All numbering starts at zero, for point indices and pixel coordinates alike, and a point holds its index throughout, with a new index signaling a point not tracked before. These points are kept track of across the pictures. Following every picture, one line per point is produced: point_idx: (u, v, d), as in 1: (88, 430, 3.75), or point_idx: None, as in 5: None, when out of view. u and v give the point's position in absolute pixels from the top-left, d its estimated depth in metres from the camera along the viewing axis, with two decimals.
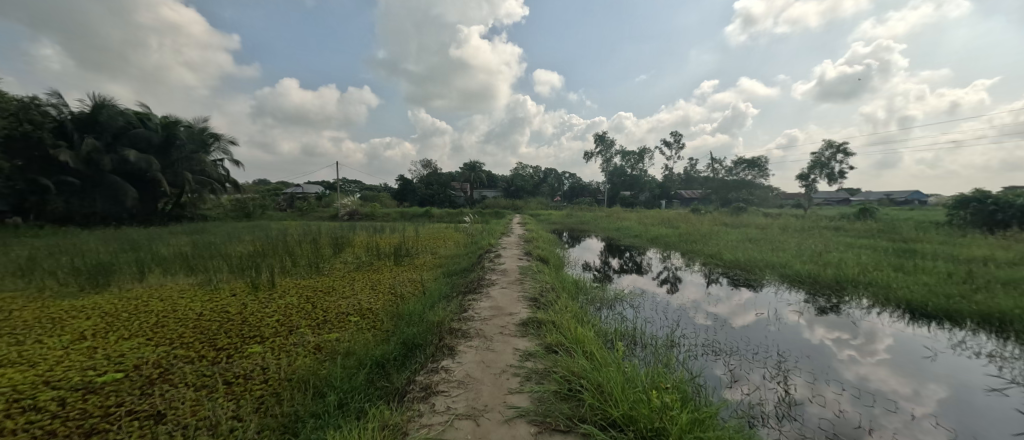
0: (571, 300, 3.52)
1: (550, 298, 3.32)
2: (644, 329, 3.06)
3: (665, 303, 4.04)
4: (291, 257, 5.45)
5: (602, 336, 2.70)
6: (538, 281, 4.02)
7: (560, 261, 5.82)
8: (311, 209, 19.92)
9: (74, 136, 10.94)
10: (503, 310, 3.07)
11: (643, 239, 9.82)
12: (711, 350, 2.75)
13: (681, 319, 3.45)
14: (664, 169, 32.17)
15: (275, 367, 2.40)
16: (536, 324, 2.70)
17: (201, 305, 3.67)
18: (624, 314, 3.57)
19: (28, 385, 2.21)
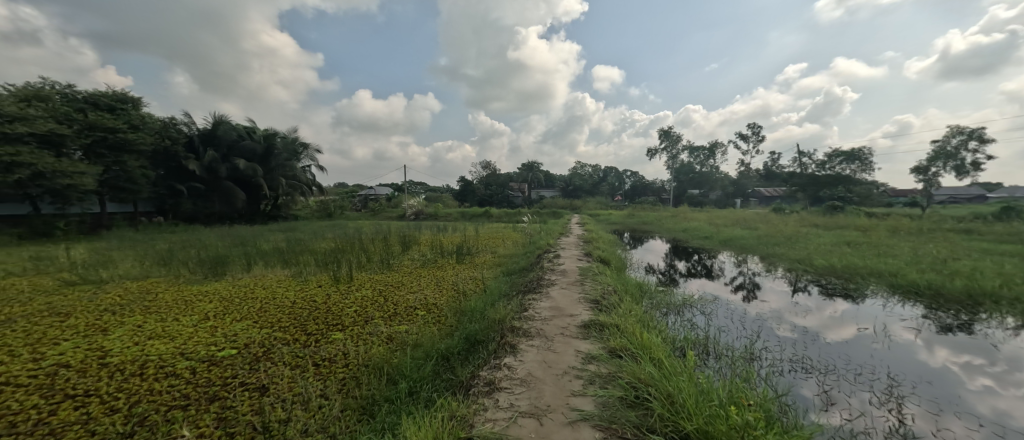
0: (635, 303, 3.39)
1: (612, 300, 3.23)
2: (717, 339, 2.86)
3: (741, 311, 3.73)
4: (365, 253, 5.90)
5: (670, 343, 2.57)
6: (600, 283, 3.93)
7: (622, 263, 5.62)
8: (381, 210, 21.37)
9: (199, 149, 12.84)
10: (564, 311, 3.04)
11: (716, 241, 9.17)
12: (800, 367, 2.48)
13: (762, 330, 3.16)
14: (740, 165, 29.72)
15: (354, 353, 2.61)
16: (598, 327, 2.64)
17: (293, 294, 4.12)
18: (694, 321, 3.37)
19: (170, 354, 2.65)
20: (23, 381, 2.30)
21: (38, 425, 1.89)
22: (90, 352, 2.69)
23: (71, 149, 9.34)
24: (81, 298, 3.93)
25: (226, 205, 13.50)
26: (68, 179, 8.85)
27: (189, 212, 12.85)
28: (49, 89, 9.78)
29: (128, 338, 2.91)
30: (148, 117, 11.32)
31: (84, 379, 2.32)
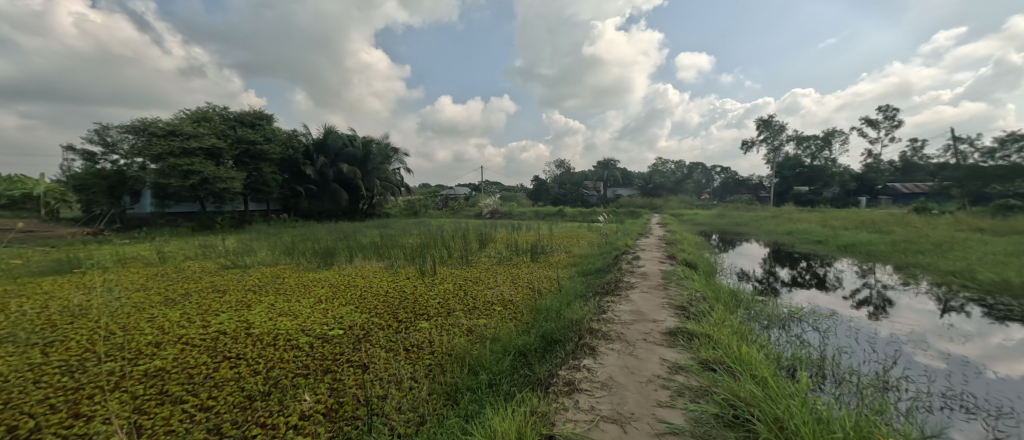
0: (729, 313, 3.09)
1: (701, 308, 2.99)
2: (837, 361, 2.49)
3: (868, 330, 3.20)
4: (447, 249, 6.27)
5: (774, 361, 2.30)
6: (687, 287, 3.68)
7: (712, 268, 5.18)
8: (460, 209, 22.40)
9: (313, 156, 14.76)
10: (646, 316, 2.90)
11: (833, 246, 7.97)
12: (957, 404, 2.04)
13: (899, 356, 2.67)
14: (866, 156, 25.39)
15: (439, 342, 2.79)
16: (686, 336, 2.47)
17: (386, 284, 4.54)
18: (805, 337, 2.97)
19: (294, 330, 3.10)
20: (195, 342, 2.87)
21: (206, 378, 2.35)
22: (238, 323, 3.26)
23: (225, 159, 11.56)
24: (231, 279, 4.79)
25: (334, 204, 15.28)
26: (223, 183, 10.90)
27: (306, 210, 14.89)
28: (212, 111, 12.14)
29: (264, 314, 3.47)
30: (277, 130, 13.35)
31: (234, 344, 2.83)
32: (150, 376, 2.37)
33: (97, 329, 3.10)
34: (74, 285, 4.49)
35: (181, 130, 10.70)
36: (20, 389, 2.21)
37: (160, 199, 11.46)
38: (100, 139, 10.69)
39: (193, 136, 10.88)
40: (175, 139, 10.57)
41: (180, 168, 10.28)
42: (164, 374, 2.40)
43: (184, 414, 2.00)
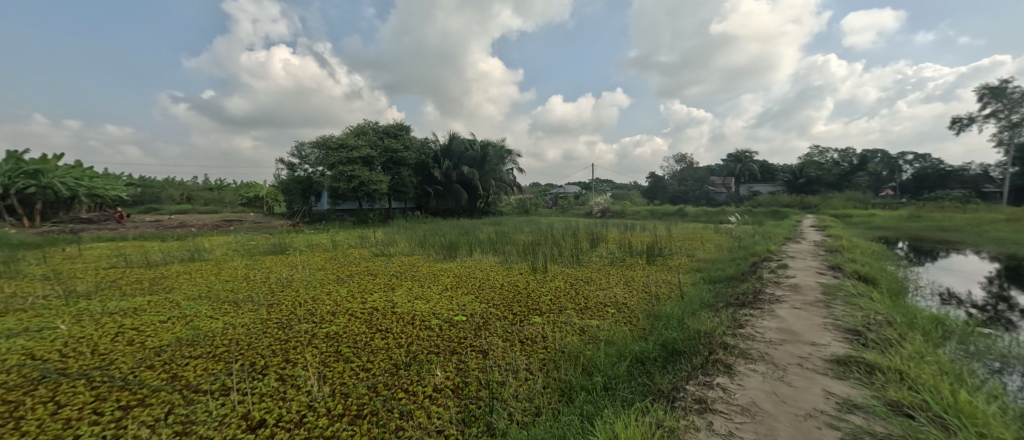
0: (931, 346, 2.40)
1: (884, 335, 2.39)
2: None
3: None
4: (559, 247, 6.32)
5: (1012, 418, 1.71)
6: (860, 306, 2.99)
7: (899, 285, 4.11)
8: (570, 208, 22.35)
9: (440, 160, 16.39)
10: (800, 337, 2.45)
11: None
12: None
13: None
14: None
15: (552, 338, 2.83)
16: (862, 367, 2.00)
17: (502, 277, 4.79)
18: None
19: (428, 312, 3.50)
20: (357, 314, 3.46)
21: (366, 344, 2.81)
22: (386, 302, 3.83)
23: (376, 166, 13.73)
24: (380, 265, 5.65)
25: (456, 202, 16.75)
26: (375, 186, 12.92)
27: (433, 208, 16.65)
28: (367, 126, 14.51)
29: (404, 296, 4.01)
30: (413, 138, 15.20)
31: (384, 319, 3.33)
32: (329, 337, 2.95)
33: (297, 297, 3.99)
34: (282, 262, 5.86)
35: (348, 143, 13.08)
36: (254, 336, 2.98)
37: (332, 199, 14.15)
38: (296, 152, 13.79)
39: (355, 148, 13.21)
40: (344, 151, 12.98)
41: (346, 173, 12.64)
42: (338, 337, 2.95)
43: (352, 371, 2.43)
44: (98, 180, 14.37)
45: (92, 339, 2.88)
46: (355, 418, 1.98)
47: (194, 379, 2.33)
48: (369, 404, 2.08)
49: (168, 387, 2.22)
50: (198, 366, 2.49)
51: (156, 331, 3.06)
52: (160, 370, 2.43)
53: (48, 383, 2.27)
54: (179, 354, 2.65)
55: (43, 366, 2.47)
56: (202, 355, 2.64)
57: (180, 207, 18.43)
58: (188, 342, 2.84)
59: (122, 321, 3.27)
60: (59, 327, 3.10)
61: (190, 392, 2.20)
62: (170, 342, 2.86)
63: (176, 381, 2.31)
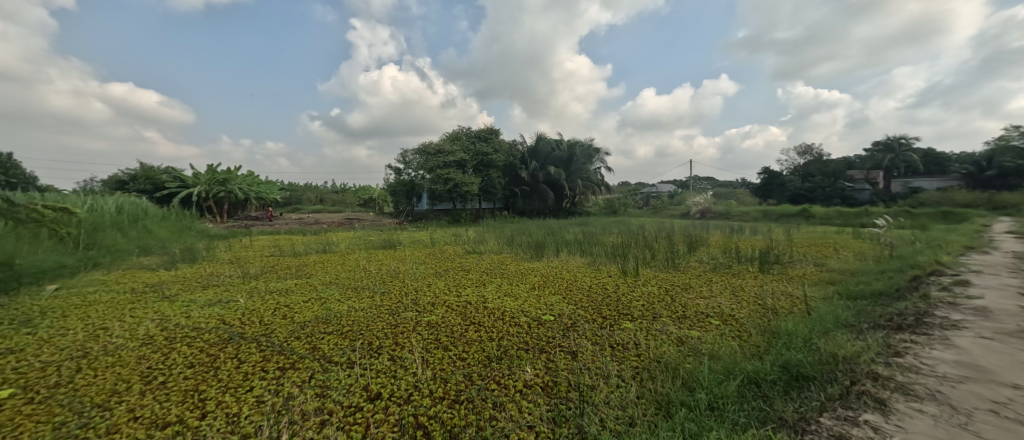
0: None
1: None
2: None
3: None
4: (653, 250, 5.94)
5: None
6: None
7: None
8: (663, 208, 20.95)
9: (527, 161, 16.67)
10: (990, 376, 1.92)
11: None
12: None
13: None
14: None
15: (646, 346, 2.67)
16: None
17: (589, 279, 4.67)
18: None
19: (518, 310, 3.57)
20: (454, 307, 3.69)
21: (461, 335, 2.98)
22: (479, 297, 4.02)
23: (468, 168, 14.51)
24: (472, 262, 5.94)
25: (543, 202, 16.88)
26: (467, 187, 13.67)
27: (520, 208, 16.99)
28: (460, 131, 15.50)
29: (495, 293, 4.15)
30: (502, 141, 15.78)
31: (477, 313, 3.49)
32: (430, 326, 3.19)
33: (404, 287, 4.41)
34: (392, 256, 6.54)
35: (444, 148, 14.14)
36: (371, 319, 3.36)
37: (430, 200, 15.36)
38: (402, 159, 15.36)
39: (450, 152, 14.21)
40: (441, 156, 14.05)
41: (442, 176, 13.63)
42: (438, 326, 3.18)
43: (451, 358, 2.59)
44: (263, 183, 17.80)
45: (259, 311, 3.55)
46: (454, 402, 2.10)
47: (327, 352, 2.71)
48: (466, 392, 2.19)
49: (310, 357, 2.63)
50: (330, 340, 2.90)
51: (300, 308, 3.64)
52: (304, 341, 2.89)
53: (231, 343, 2.86)
54: (317, 329, 3.13)
55: (229, 329, 3.12)
56: (333, 332, 3.07)
57: (315, 208, 21.85)
58: (323, 320, 3.33)
59: (278, 298, 3.97)
60: (238, 300, 3.89)
61: (326, 362, 2.57)
62: (311, 318, 3.39)
63: (315, 351, 2.73)
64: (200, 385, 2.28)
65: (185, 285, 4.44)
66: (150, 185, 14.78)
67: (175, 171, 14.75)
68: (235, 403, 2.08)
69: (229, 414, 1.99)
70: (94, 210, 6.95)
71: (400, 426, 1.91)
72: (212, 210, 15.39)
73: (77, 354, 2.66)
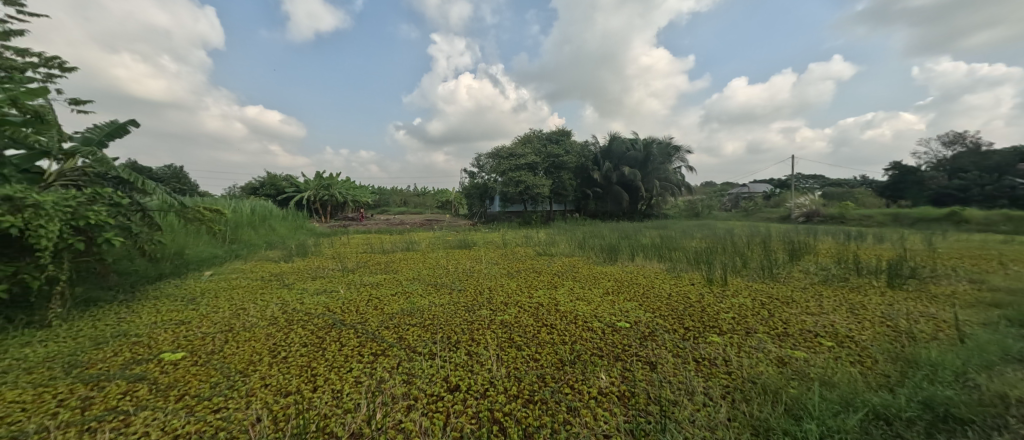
0: None
1: None
2: None
3: None
4: (745, 257, 5.37)
5: None
6: None
7: None
8: (757, 210, 18.91)
9: (600, 161, 16.21)
10: None
11: None
12: None
13: None
14: None
15: (739, 364, 2.40)
16: None
17: (669, 287, 4.35)
18: None
19: (591, 314, 3.46)
20: (526, 307, 3.71)
21: (534, 336, 2.97)
22: (551, 299, 3.98)
23: (539, 171, 14.55)
24: (544, 264, 5.93)
25: (616, 205, 16.29)
26: (538, 189, 13.75)
27: (593, 210, 16.59)
28: (532, 134, 15.65)
29: (567, 296, 4.08)
30: (574, 142, 15.58)
31: (549, 315, 3.46)
32: (504, 325, 3.24)
33: (479, 286, 4.55)
34: (468, 255, 6.82)
35: (516, 152, 14.40)
36: (450, 315, 3.52)
37: (503, 203, 15.75)
38: (476, 163, 15.99)
39: (522, 156, 14.43)
40: (513, 159, 14.30)
41: (514, 178, 13.86)
42: (511, 326, 3.21)
43: (524, 358, 2.60)
44: (359, 188, 19.83)
45: (355, 301, 3.93)
46: (528, 401, 2.10)
47: (412, 342, 2.89)
48: (540, 393, 2.17)
49: (397, 346, 2.82)
50: (414, 332, 3.09)
51: (388, 301, 3.95)
52: (393, 331, 3.12)
53: (334, 328, 3.20)
54: (403, 321, 3.36)
55: (332, 316, 3.51)
56: (416, 324, 3.26)
57: (401, 210, 23.74)
58: (408, 313, 3.57)
59: (370, 290, 4.35)
60: (338, 291, 4.35)
61: (411, 351, 2.74)
62: (398, 310, 3.65)
63: (402, 341, 2.93)
64: (313, 362, 2.58)
65: (299, 276, 5.10)
66: (272, 190, 17.37)
67: (290, 178, 17.14)
68: (339, 381, 2.32)
69: (334, 390, 2.23)
70: (234, 211, 8.38)
71: (478, 418, 1.96)
72: (318, 212, 17.54)
73: (225, 328, 3.20)
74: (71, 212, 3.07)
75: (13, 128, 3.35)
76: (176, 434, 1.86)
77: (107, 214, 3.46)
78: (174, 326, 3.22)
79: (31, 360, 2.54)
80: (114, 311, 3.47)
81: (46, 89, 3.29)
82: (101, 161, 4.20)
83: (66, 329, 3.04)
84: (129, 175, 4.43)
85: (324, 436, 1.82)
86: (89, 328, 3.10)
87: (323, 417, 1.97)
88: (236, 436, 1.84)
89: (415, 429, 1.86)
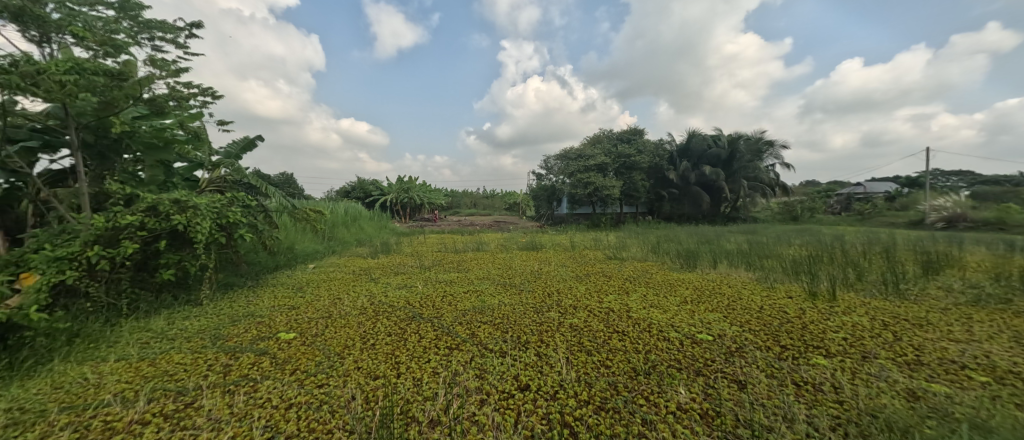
0: None
1: None
2: None
3: None
4: (860, 268, 4.72)
5: None
6: None
7: None
8: (874, 214, 16.37)
9: (677, 161, 15.33)
10: None
11: None
12: None
13: None
14: None
15: (851, 393, 2.16)
16: None
17: (761, 299, 4.00)
18: None
19: (666, 323, 3.33)
20: (596, 312, 3.68)
21: (605, 342, 2.95)
22: (622, 305, 3.90)
23: (609, 172, 14.19)
24: (615, 268, 5.80)
25: (695, 207, 15.24)
26: (608, 190, 13.42)
27: (668, 212, 15.70)
28: (603, 134, 15.34)
29: (640, 302, 3.97)
30: (648, 141, 14.94)
31: (620, 321, 3.40)
32: (573, 328, 3.26)
33: (547, 288, 4.61)
34: (537, 257, 6.90)
35: (585, 153, 14.24)
36: (519, 315, 3.63)
37: (570, 205, 15.60)
38: (544, 166, 16.11)
39: (592, 157, 14.20)
40: (582, 160, 14.14)
41: (583, 180, 13.70)
42: (581, 330, 3.22)
43: (595, 363, 2.60)
44: (434, 190, 21.07)
45: (433, 297, 4.23)
46: (599, 408, 2.11)
47: (484, 339, 3.05)
48: (612, 401, 2.17)
49: (470, 341, 3.00)
50: (485, 329, 3.25)
51: (461, 298, 4.18)
52: (467, 327, 3.31)
53: (414, 321, 3.50)
54: (476, 318, 3.54)
55: (412, 309, 3.82)
56: (487, 322, 3.43)
57: (472, 211, 24.72)
58: (480, 310, 3.75)
59: (445, 287, 4.65)
60: (417, 287, 4.71)
61: (483, 347, 2.90)
62: (470, 307, 3.86)
63: (474, 337, 3.10)
64: (396, 350, 2.85)
65: (384, 271, 5.60)
66: (361, 193, 19.21)
67: (376, 182, 18.83)
68: (419, 370, 2.54)
69: (415, 378, 2.45)
70: (331, 211, 9.44)
71: (548, 420, 2.03)
72: (400, 213, 19.00)
73: (325, 314, 3.66)
74: (217, 212, 3.77)
75: (181, 146, 4.22)
76: (290, 402, 2.19)
77: (241, 214, 4.16)
78: (287, 310, 3.77)
79: (189, 330, 3.17)
80: (245, 295, 4.15)
81: (202, 114, 4.11)
82: (238, 171, 5.08)
83: (212, 307, 3.72)
84: (256, 182, 5.29)
85: (407, 419, 2.02)
86: (227, 307, 3.76)
87: (405, 402, 2.18)
88: (335, 410, 2.12)
89: (488, 423, 1.98)
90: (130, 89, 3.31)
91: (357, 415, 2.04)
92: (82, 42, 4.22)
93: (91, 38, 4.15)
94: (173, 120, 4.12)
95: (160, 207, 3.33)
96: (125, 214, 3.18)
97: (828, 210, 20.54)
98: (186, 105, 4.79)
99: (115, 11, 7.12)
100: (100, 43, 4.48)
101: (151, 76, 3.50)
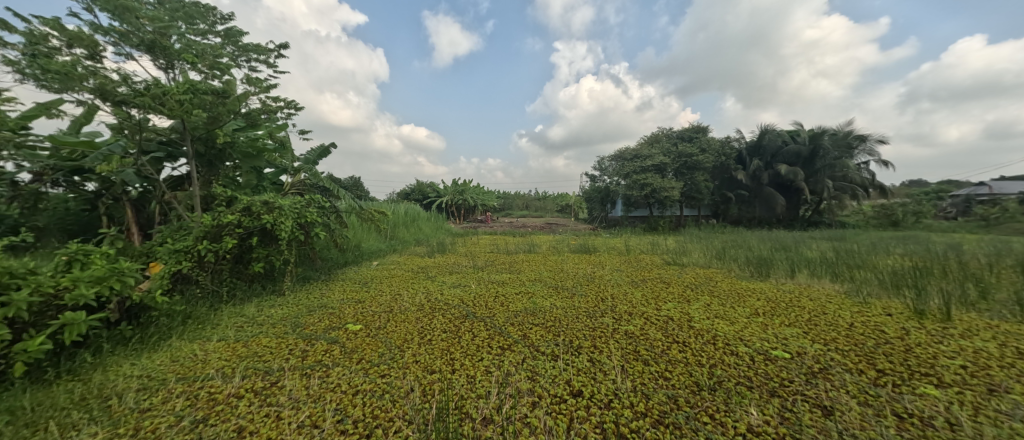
0: None
1: None
2: None
3: None
4: (982, 284, 4.02)
5: None
6: None
7: None
8: (1002, 221, 13.90)
9: (746, 160, 14.24)
10: None
11: None
12: None
13: None
14: None
15: (974, 432, 1.84)
16: None
17: (850, 315, 3.55)
18: None
19: (734, 336, 3.08)
20: (653, 320, 3.50)
21: (663, 352, 2.79)
22: (682, 313, 3.67)
23: (669, 172, 13.54)
24: (674, 274, 5.49)
25: (767, 209, 14.00)
26: (667, 192, 12.81)
27: (735, 215, 14.59)
28: (662, 134, 14.70)
29: (703, 312, 3.71)
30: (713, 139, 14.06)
31: (680, 331, 3.20)
32: (629, 335, 3.13)
33: (601, 293, 4.46)
34: (590, 260, 6.74)
35: (643, 153, 13.72)
36: (571, 319, 3.56)
37: (625, 207, 15.10)
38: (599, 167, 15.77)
39: (650, 157, 13.64)
40: (639, 160, 13.66)
41: (639, 181, 13.20)
42: (637, 338, 3.08)
43: (652, 374, 2.47)
44: (487, 192, 21.45)
45: (485, 297, 4.29)
46: (657, 422, 2.00)
47: (536, 341, 3.02)
48: (672, 416, 2.04)
49: (521, 343, 2.99)
50: (537, 331, 3.23)
51: (513, 299, 4.20)
52: (517, 328, 3.31)
53: (467, 319, 3.56)
54: (527, 320, 3.52)
55: (465, 308, 3.90)
56: (539, 324, 3.40)
57: (523, 213, 24.81)
58: (532, 312, 3.74)
59: (497, 288, 4.70)
60: (470, 286, 4.82)
61: (534, 350, 2.87)
62: (521, 309, 3.85)
63: (526, 338, 3.08)
64: (450, 348, 2.91)
65: (441, 270, 5.79)
66: (420, 195, 20.10)
67: (433, 184, 19.58)
68: (472, 368, 2.57)
69: (468, 375, 2.49)
70: (392, 213, 9.96)
71: (602, 429, 1.96)
72: (454, 214, 19.64)
73: (388, 309, 3.86)
74: (298, 212, 4.15)
75: (270, 154, 4.70)
76: (356, 389, 2.32)
77: (317, 214, 4.53)
78: (353, 303, 4.02)
79: (273, 317, 3.50)
80: (319, 287, 4.51)
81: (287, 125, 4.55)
82: (315, 175, 5.55)
83: (292, 297, 4.08)
84: (330, 185, 5.75)
85: (461, 415, 2.05)
86: (304, 298, 4.10)
87: (460, 398, 2.21)
88: (396, 400, 2.21)
89: (540, 425, 1.95)
90: (232, 105, 3.74)
91: (416, 406, 2.11)
92: (196, 67, 4.89)
93: (202, 62, 4.75)
94: (264, 131, 4.60)
95: (253, 208, 3.71)
96: (226, 213, 3.60)
97: (936, 214, 17.76)
98: (274, 117, 5.33)
99: (220, 38, 8.14)
100: (209, 67, 5.14)
101: (250, 93, 3.94)
